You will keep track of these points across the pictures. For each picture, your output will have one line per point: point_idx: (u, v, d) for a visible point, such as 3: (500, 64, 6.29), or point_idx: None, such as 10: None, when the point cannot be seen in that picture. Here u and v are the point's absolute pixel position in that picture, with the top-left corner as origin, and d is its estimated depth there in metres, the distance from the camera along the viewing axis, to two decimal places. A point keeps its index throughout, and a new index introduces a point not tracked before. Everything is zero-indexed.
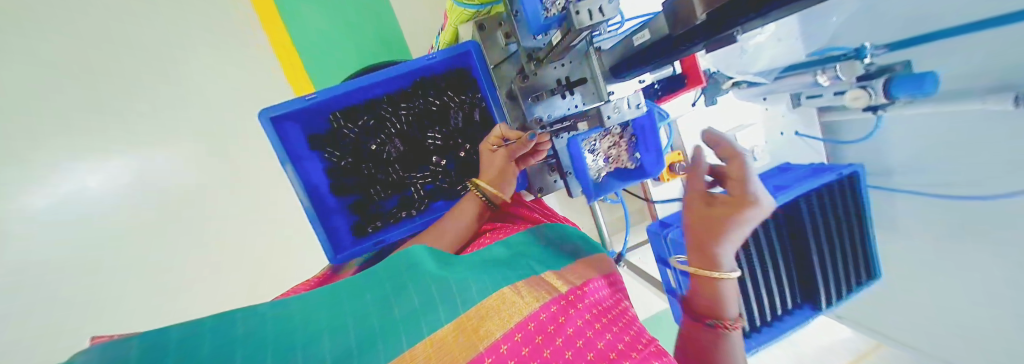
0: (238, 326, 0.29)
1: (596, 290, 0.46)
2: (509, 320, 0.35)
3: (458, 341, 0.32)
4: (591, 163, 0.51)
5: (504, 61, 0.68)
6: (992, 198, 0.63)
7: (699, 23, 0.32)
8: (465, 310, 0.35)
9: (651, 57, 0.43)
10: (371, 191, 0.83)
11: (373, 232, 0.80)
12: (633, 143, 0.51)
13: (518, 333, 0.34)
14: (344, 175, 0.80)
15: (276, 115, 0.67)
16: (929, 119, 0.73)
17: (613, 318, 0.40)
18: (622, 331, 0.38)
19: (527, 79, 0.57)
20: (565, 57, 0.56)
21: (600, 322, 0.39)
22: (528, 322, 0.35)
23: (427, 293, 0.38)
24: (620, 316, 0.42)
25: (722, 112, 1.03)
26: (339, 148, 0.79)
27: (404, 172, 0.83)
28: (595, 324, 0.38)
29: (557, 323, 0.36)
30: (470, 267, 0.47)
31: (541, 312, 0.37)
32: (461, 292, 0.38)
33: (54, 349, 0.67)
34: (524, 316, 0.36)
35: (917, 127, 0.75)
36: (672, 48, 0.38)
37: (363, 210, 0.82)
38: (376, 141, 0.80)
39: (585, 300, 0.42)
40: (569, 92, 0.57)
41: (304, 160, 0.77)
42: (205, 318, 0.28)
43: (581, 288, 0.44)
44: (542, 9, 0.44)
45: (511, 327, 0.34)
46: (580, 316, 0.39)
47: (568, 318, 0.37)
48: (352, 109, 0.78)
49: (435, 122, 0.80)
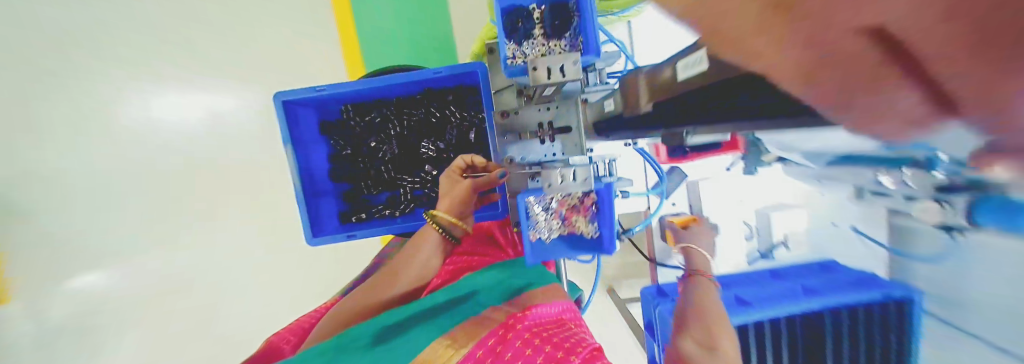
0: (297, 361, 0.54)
1: (540, 313, 0.60)
2: (463, 348, 0.55)
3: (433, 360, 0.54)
4: (539, 221, 0.49)
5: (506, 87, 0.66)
6: None
7: (652, 111, 0.29)
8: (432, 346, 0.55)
9: (620, 126, 0.39)
10: (363, 184, 0.85)
11: (355, 223, 0.84)
12: (593, 211, 0.48)
13: (475, 352, 0.54)
14: (343, 163, 0.84)
15: (289, 100, 0.72)
16: None
17: (549, 335, 0.56)
18: (560, 347, 0.53)
19: (508, 116, 0.55)
20: (553, 101, 0.53)
21: (535, 342, 0.54)
22: (468, 360, 0.53)
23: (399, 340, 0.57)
24: (560, 332, 0.57)
25: None
26: (343, 137, 0.83)
27: (397, 173, 0.84)
28: (533, 343, 0.54)
29: (495, 354, 0.54)
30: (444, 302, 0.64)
31: (479, 349, 0.55)
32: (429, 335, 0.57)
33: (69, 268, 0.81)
34: (468, 352, 0.54)
35: None
36: (634, 125, 0.34)
37: (352, 199, 0.85)
38: (377, 138, 0.83)
39: (523, 322, 0.58)
40: (549, 138, 0.53)
41: (309, 142, 0.82)
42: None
43: (524, 312, 0.60)
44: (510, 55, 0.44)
45: (469, 351, 0.54)
46: (520, 337, 0.56)
47: (505, 347, 0.54)
48: (362, 105, 0.82)
49: (434, 132, 0.81)
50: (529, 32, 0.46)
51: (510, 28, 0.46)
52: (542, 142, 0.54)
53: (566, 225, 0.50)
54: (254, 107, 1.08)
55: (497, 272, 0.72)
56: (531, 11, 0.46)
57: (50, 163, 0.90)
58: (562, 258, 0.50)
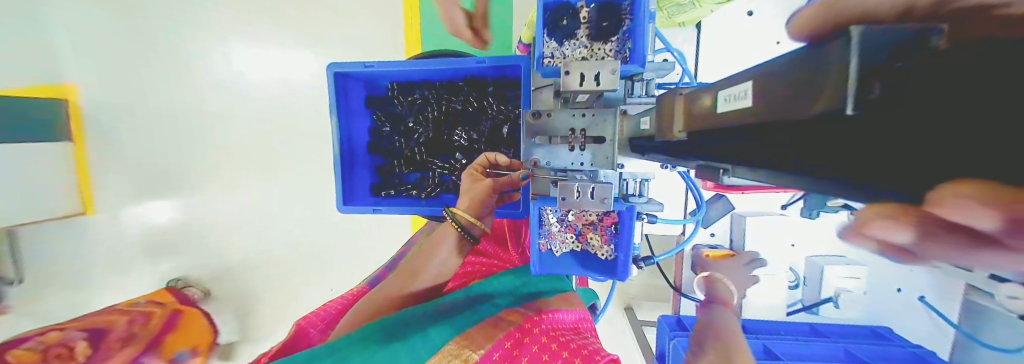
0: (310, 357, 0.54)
1: (555, 318, 0.60)
2: (482, 348, 0.54)
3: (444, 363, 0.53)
4: (555, 229, 0.49)
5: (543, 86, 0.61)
6: None
7: (679, 139, 0.31)
8: (444, 347, 0.55)
9: (655, 148, 0.37)
10: (394, 162, 0.89)
11: (384, 196, 0.88)
12: (613, 230, 0.48)
13: (496, 353, 0.53)
14: (381, 139, 0.89)
15: (341, 72, 0.77)
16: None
17: (564, 339, 0.55)
18: (579, 353, 0.51)
19: (539, 118, 0.50)
20: (590, 107, 0.49)
21: (552, 348, 0.53)
22: (486, 359, 0.52)
23: (420, 336, 0.57)
24: (575, 339, 0.55)
25: (808, 226, 0.82)
26: (384, 114, 0.87)
27: (428, 156, 0.86)
28: (549, 348, 0.53)
29: (513, 356, 0.53)
30: (456, 308, 0.65)
31: (495, 351, 0.53)
32: (438, 336, 0.56)
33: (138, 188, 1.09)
34: (485, 353, 0.53)
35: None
36: (670, 152, 0.34)
37: (384, 173, 0.89)
38: (414, 120, 0.86)
39: (539, 326, 0.57)
40: (579, 146, 0.50)
41: (354, 115, 0.87)
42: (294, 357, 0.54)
43: (541, 315, 0.60)
44: (543, 54, 0.46)
45: (490, 350, 0.53)
46: (537, 341, 0.54)
47: (522, 351, 0.53)
48: (408, 85, 0.85)
49: (467, 122, 0.82)
50: (572, 32, 0.48)
51: (554, 25, 0.48)
52: (571, 150, 0.51)
53: (580, 241, 0.51)
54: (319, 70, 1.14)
55: (512, 278, 0.73)
56: (576, 10, 0.48)
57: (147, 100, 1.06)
58: (572, 273, 0.50)
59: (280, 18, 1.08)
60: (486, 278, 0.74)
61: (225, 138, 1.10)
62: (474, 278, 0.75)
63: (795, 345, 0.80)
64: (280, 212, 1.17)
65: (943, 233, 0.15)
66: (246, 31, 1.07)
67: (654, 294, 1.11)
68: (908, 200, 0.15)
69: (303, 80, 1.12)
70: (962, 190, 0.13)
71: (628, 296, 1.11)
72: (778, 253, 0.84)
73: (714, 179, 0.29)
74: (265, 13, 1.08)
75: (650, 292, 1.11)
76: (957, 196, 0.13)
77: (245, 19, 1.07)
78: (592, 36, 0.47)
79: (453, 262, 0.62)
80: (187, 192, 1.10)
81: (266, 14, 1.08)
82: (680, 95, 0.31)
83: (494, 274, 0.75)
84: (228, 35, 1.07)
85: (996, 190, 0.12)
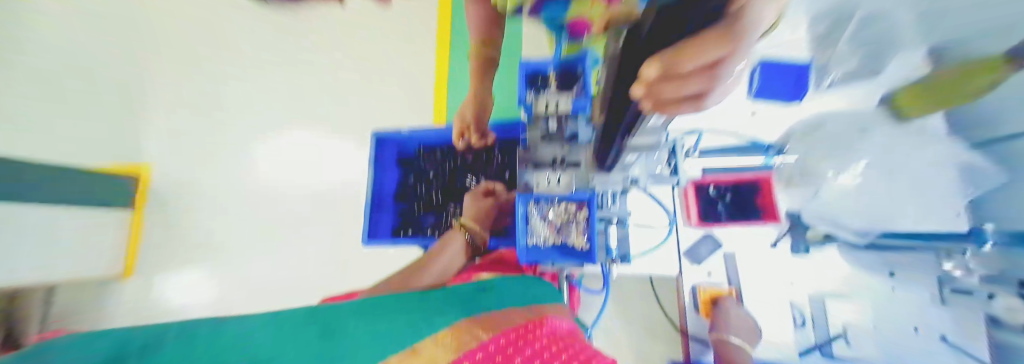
0: (216, 328, 0.32)
1: (555, 324, 0.52)
2: (476, 339, 0.40)
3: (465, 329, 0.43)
4: (534, 227, 0.55)
5: None
6: None
7: (599, 125, 0.42)
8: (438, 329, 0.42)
9: (605, 152, 0.49)
10: (416, 205, 1.03)
11: (402, 236, 1.00)
12: (586, 221, 0.54)
13: (487, 347, 0.40)
14: (406, 188, 1.05)
15: (382, 135, 1.00)
16: (876, 150, 0.79)
17: (535, 336, 0.45)
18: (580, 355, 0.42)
19: (527, 151, 0.68)
20: (564, 142, 0.65)
21: (555, 351, 0.42)
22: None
23: (415, 314, 0.43)
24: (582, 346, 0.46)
25: (817, 267, 0.80)
26: (414, 167, 1.06)
27: (445, 201, 1.01)
28: (548, 354, 0.41)
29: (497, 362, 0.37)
30: (447, 302, 0.50)
31: (498, 339, 0.41)
32: (434, 314, 0.44)
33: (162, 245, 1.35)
34: (482, 342, 0.40)
35: (884, 163, 0.79)
36: (605, 140, 0.43)
37: (405, 216, 1.02)
38: (435, 171, 1.03)
39: (543, 329, 0.48)
40: (559, 168, 0.63)
41: (387, 169, 1.05)
42: (197, 333, 0.31)
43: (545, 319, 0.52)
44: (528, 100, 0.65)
45: (485, 341, 0.40)
46: (535, 346, 0.42)
47: (518, 351, 0.40)
48: (431, 146, 1.06)
49: (476, 170, 0.99)
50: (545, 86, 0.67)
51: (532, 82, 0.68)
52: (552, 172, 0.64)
53: (556, 236, 0.56)
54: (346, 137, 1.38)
55: (514, 284, 0.65)
56: (547, 74, 0.69)
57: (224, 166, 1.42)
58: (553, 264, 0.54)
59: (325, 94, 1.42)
60: (488, 277, 0.64)
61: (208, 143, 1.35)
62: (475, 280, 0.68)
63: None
64: (306, 272, 1.29)
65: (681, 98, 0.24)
66: None
67: None
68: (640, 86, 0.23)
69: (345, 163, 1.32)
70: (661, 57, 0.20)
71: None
72: (776, 291, 0.81)
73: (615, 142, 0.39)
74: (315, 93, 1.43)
75: None
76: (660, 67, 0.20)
77: None
78: (559, 87, 0.66)
79: (457, 262, 0.68)
80: (235, 257, 1.31)
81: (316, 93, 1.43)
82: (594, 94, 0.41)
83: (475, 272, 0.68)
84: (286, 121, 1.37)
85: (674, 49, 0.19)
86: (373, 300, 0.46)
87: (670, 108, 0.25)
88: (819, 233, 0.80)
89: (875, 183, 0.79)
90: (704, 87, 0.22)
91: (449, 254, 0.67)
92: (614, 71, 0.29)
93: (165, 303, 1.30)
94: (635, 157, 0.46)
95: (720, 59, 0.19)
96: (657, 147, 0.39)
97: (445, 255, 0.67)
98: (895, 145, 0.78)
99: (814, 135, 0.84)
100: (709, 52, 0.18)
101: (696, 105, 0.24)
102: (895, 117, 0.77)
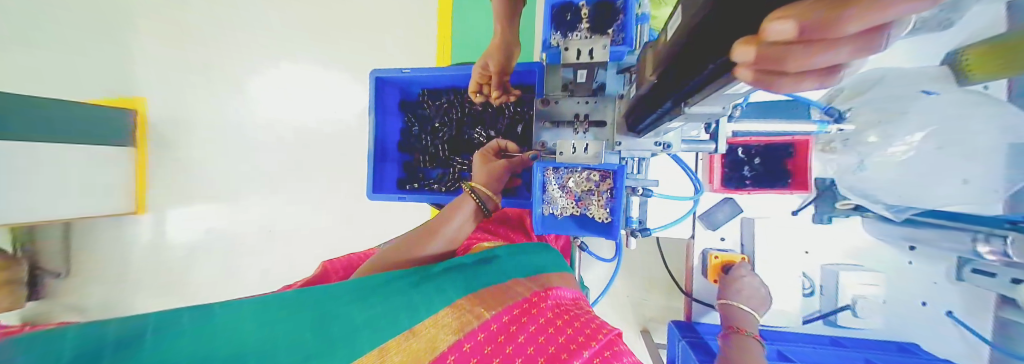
0: (218, 317, 0.35)
1: (558, 294, 0.54)
2: (466, 330, 0.43)
3: (462, 312, 0.46)
4: (552, 195, 0.51)
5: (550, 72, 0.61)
6: (980, 340, 0.73)
7: (648, 91, 0.34)
8: (428, 315, 0.44)
9: (642, 115, 0.41)
10: (421, 158, 0.98)
11: (409, 189, 0.97)
12: (609, 193, 0.49)
13: (481, 333, 0.43)
14: (410, 138, 0.99)
15: (382, 77, 0.90)
16: (937, 117, 0.64)
17: (533, 311, 0.48)
18: (580, 332, 0.44)
19: (548, 105, 0.60)
20: (591, 96, 0.57)
21: (555, 324, 0.46)
22: (451, 352, 0.40)
23: (421, 294, 0.47)
24: (582, 313, 0.50)
25: (831, 239, 0.81)
26: (416, 115, 0.98)
27: (450, 153, 0.95)
28: (547, 330, 0.45)
29: (497, 343, 0.42)
30: (444, 281, 0.52)
31: (493, 323, 0.45)
32: (428, 300, 0.46)
33: (177, 186, 1.38)
34: (483, 322, 0.44)
35: (948, 134, 0.64)
36: (651, 104, 0.36)
37: (411, 168, 0.99)
38: (439, 121, 0.96)
39: (546, 302, 0.51)
40: (583, 128, 0.57)
41: (389, 117, 0.98)
42: (203, 320, 0.34)
43: (547, 291, 0.54)
44: (553, 44, 0.54)
45: (476, 328, 0.43)
46: (536, 321, 0.46)
47: (520, 328, 0.45)
48: (436, 92, 0.97)
49: (485, 122, 0.91)
50: (575, 25, 0.55)
51: (558, 20, 0.56)
52: (575, 132, 0.58)
53: (576, 206, 0.52)
54: (343, 80, 1.28)
55: (519, 250, 0.65)
56: (578, 8, 0.55)
57: (217, 107, 1.35)
58: (571, 235, 0.51)
59: (313, 26, 1.27)
60: (490, 246, 0.66)
61: (213, 83, 1.34)
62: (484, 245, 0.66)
63: (830, 356, 0.74)
64: (319, 217, 1.32)
65: (753, 87, 0.19)
66: (290, 38, 1.29)
67: (661, 290, 1.10)
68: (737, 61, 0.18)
69: (340, 103, 1.29)
70: (784, 25, 0.14)
71: (644, 318, 1.11)
72: (792, 260, 0.82)
73: (662, 105, 0.33)
74: (302, 25, 1.27)
75: (657, 288, 1.10)
76: (760, 45, 0.16)
77: (288, 26, 1.28)
78: (592, 28, 0.54)
79: (465, 223, 0.65)
80: (245, 198, 1.35)
81: (302, 25, 1.27)
82: (648, 46, 0.32)
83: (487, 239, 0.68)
84: (280, 61, 1.30)
85: (783, 35, 0.15)
86: (374, 278, 0.49)
87: (783, 82, 0.17)
88: (849, 204, 0.75)
89: (926, 156, 0.66)
90: (842, 60, 0.15)
91: (458, 217, 0.64)
92: (688, 38, 0.23)
93: (189, 238, 1.37)
94: (682, 125, 0.39)
95: (895, 20, 0.12)
96: (714, 119, 0.32)
97: (454, 217, 0.64)
98: (963, 109, 0.65)
99: (865, 91, 0.72)
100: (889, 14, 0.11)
101: (822, 79, 0.17)
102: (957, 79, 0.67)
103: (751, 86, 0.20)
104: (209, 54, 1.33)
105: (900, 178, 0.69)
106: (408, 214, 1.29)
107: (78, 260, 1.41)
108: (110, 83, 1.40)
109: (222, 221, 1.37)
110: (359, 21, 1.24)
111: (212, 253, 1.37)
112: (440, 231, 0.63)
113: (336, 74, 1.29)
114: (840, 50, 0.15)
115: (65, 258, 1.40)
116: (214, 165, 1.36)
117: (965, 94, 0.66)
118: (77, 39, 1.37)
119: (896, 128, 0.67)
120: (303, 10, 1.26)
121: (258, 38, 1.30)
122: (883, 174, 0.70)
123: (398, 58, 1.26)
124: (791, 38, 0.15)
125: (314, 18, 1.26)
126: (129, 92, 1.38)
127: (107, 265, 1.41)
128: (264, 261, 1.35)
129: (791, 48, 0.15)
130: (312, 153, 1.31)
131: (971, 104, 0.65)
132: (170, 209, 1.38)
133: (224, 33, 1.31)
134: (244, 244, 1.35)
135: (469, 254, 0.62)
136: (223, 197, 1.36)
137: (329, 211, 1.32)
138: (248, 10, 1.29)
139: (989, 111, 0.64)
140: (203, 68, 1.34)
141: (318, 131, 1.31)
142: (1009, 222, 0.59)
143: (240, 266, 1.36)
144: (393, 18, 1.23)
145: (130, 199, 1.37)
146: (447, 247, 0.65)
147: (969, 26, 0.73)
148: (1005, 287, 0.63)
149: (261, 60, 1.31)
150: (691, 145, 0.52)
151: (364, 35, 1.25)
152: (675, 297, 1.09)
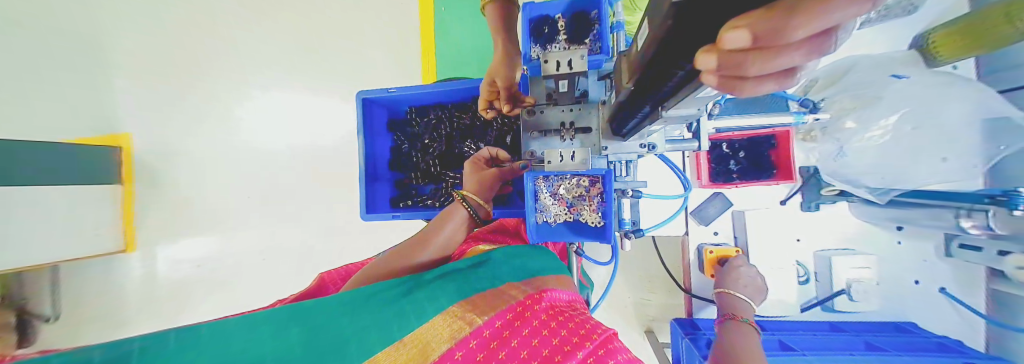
0: (207, 336, 0.35)
1: (553, 297, 0.54)
2: (460, 338, 0.42)
3: (452, 322, 0.45)
4: (544, 203, 0.52)
5: (532, 83, 0.62)
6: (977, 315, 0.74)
7: (625, 97, 0.35)
8: (417, 326, 0.44)
9: (624, 119, 0.42)
10: (413, 175, 0.98)
11: (403, 207, 0.97)
12: (600, 198, 0.50)
13: (474, 340, 0.43)
14: (400, 156, 0.99)
15: (369, 98, 0.91)
16: (910, 98, 0.66)
17: (527, 315, 0.48)
18: (574, 332, 0.44)
19: (534, 115, 0.61)
20: (575, 104, 0.59)
21: (550, 326, 0.46)
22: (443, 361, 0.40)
23: (411, 305, 0.47)
24: (577, 315, 0.50)
25: (821, 226, 0.83)
26: (404, 133, 0.99)
27: (442, 168, 0.96)
28: (541, 332, 0.45)
29: (489, 349, 0.42)
30: (436, 292, 0.51)
31: (485, 329, 0.44)
32: (419, 311, 0.46)
33: (165, 222, 1.35)
34: (476, 328, 0.44)
35: (925, 113, 0.66)
36: (630, 109, 0.37)
37: (403, 186, 0.99)
38: (429, 137, 0.97)
39: (539, 303, 0.50)
40: (568, 136, 0.58)
41: (378, 137, 0.99)
42: (192, 338, 0.34)
43: (541, 293, 0.53)
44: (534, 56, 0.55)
45: (468, 336, 0.43)
46: (529, 324, 0.46)
47: (512, 333, 0.44)
48: (424, 109, 0.98)
49: (474, 136, 0.92)
50: (553, 37, 0.56)
51: (537, 34, 0.57)
52: (562, 140, 0.59)
53: (568, 212, 0.52)
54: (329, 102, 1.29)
55: (513, 253, 0.65)
56: (555, 21, 0.57)
57: (203, 139, 1.34)
58: (566, 242, 0.51)
59: (297, 52, 1.28)
60: (486, 250, 0.67)
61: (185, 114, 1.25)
62: (479, 251, 0.67)
63: (831, 341, 0.75)
64: (315, 241, 1.31)
65: (717, 90, 0.20)
66: (274, 65, 1.30)
67: (661, 288, 1.10)
68: (705, 70, 0.19)
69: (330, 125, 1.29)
70: (739, 32, 0.15)
71: (648, 318, 1.11)
72: (786, 250, 0.83)
73: (640, 107, 0.34)
74: (286, 52, 1.29)
75: (657, 286, 1.10)
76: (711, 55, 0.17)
77: (271, 53, 1.29)
78: (570, 40, 0.56)
79: (458, 235, 0.65)
80: (236, 228, 1.33)
81: (287, 52, 1.28)
82: (622, 55, 0.33)
83: (481, 249, 0.67)
84: (266, 88, 1.31)
85: (744, 45, 0.16)
86: (364, 294, 0.48)
87: (744, 85, 0.19)
88: (834, 190, 0.78)
89: (901, 138, 0.68)
90: (797, 63, 0.16)
91: (450, 227, 0.64)
92: (653, 50, 0.24)
93: (179, 273, 1.34)
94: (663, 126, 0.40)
95: (840, 24, 0.13)
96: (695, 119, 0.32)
97: (447, 229, 0.64)
98: (940, 86, 0.65)
99: (837, 80, 0.76)
100: (834, 14, 0.12)
101: (784, 79, 0.18)
102: (926, 60, 0.69)
103: (716, 89, 0.21)
104: (193, 87, 1.33)
105: (882, 161, 0.71)
106: (404, 232, 1.29)
107: (67, 304, 1.36)
108: (93, 123, 1.38)
109: (212, 253, 1.34)
110: (344, 43, 1.26)
111: (203, 287, 1.33)
112: (433, 246, 0.63)
113: (322, 97, 1.30)
114: (793, 54, 0.16)
115: (50, 304, 1.35)
116: (203, 197, 1.34)
117: (933, 74, 0.67)
118: (59, 79, 1.36)
119: (875, 113, 0.68)
120: (285, 37, 1.28)
121: (243, 67, 1.31)
122: (864, 156, 0.72)
123: (383, 78, 1.27)
124: (752, 49, 0.16)
125: (296, 43, 1.27)
126: (112, 130, 1.37)
127: (92, 309, 1.36)
128: (262, 290, 1.32)
129: (745, 54, 0.16)
130: (303, 177, 1.30)
131: (949, 83, 0.66)
132: (158, 245, 1.35)
133: (209, 64, 1.32)
134: (237, 275, 1.32)
135: (462, 261, 0.62)
136: (214, 229, 1.33)
137: (323, 234, 1.31)
138: (231, 42, 1.30)
139: (963, 89, 0.65)
140: (188, 100, 1.34)
141: (308, 155, 1.31)
142: (989, 197, 0.59)
143: (234, 298, 1.32)
144: (376, 39, 1.25)
145: (118, 235, 1.33)
146: (438, 257, 0.64)
147: (927, 12, 0.77)
148: (992, 259, 0.64)
149: (247, 88, 1.32)
150: (675, 144, 0.53)
151: (347, 57, 1.26)
152: (676, 294, 1.09)
